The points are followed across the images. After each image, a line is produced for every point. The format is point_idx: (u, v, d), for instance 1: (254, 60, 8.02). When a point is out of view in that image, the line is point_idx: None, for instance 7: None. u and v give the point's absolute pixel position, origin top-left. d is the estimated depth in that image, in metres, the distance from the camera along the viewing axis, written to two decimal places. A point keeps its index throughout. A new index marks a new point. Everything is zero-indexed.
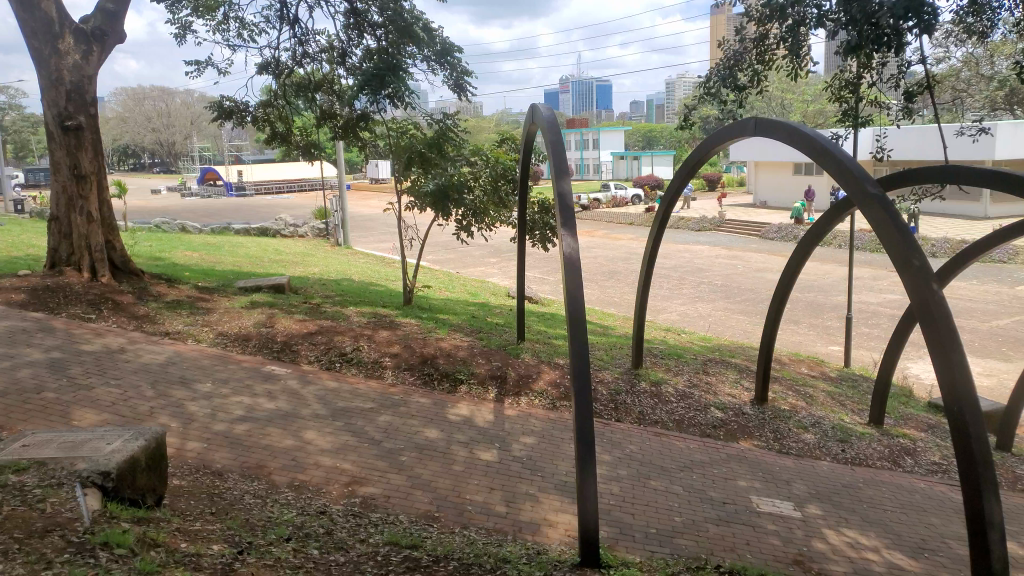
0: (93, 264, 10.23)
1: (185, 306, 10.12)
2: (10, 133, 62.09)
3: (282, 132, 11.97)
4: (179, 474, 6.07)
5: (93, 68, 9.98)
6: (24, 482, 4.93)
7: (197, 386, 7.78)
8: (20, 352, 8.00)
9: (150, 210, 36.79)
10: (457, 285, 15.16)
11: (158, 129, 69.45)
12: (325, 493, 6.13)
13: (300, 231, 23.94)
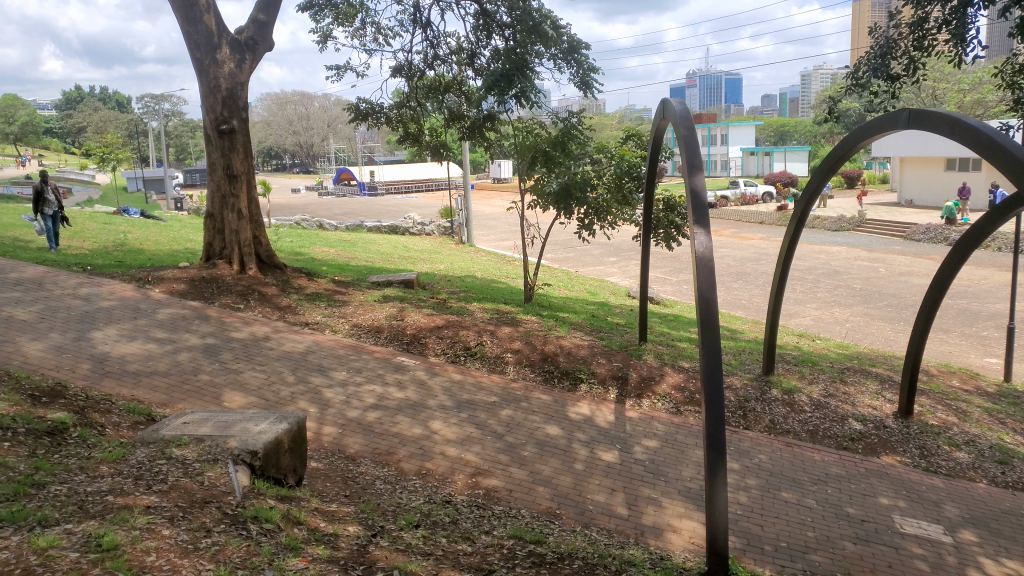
0: (242, 258, 11.00)
1: (323, 298, 10.67)
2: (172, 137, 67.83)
3: (415, 133, 12.43)
4: (317, 457, 6.41)
5: (246, 76, 10.70)
6: (185, 457, 5.39)
7: (333, 374, 8.18)
8: (180, 337, 8.70)
9: (292, 209, 39.11)
10: (579, 284, 15.11)
11: (298, 132, 73.68)
12: (450, 483, 6.28)
13: (427, 229, 24.69)
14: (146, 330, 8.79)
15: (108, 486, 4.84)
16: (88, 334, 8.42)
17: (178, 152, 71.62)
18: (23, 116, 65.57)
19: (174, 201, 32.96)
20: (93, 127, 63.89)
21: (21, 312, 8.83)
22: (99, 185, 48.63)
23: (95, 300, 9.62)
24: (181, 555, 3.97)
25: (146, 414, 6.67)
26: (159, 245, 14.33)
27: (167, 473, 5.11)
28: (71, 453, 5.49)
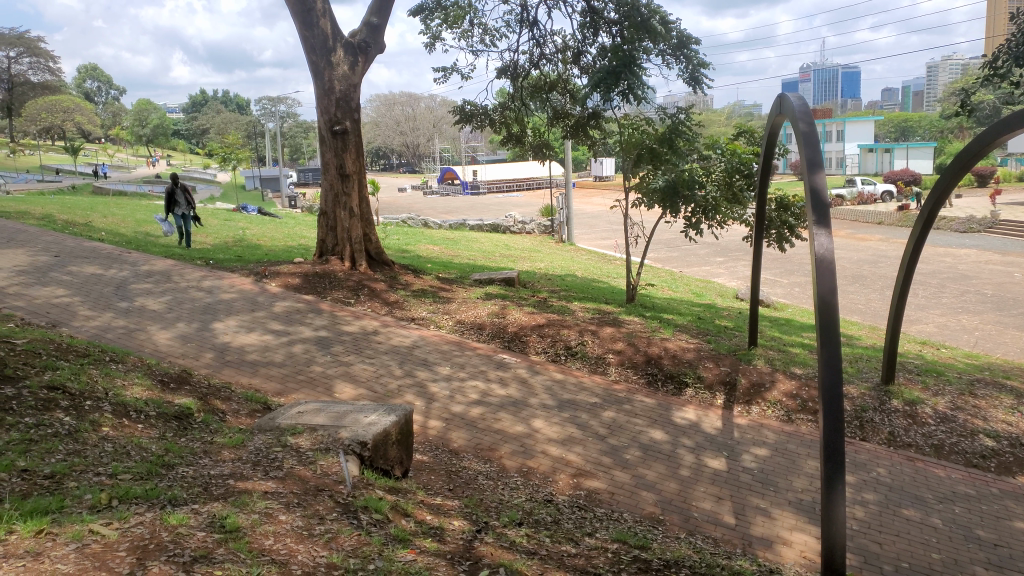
0: (353, 254, 11.36)
1: (428, 295, 10.88)
2: (287, 138, 71.00)
3: (517, 133, 12.60)
4: (422, 450, 6.54)
5: (359, 77, 11.03)
6: (300, 444, 5.62)
7: (438, 369, 8.32)
8: (294, 329, 9.07)
9: (398, 206, 40.14)
10: (683, 285, 14.77)
11: (404, 133, 75.63)
12: (552, 482, 6.26)
13: (528, 228, 24.81)
14: (263, 321, 9.22)
15: (229, 470, 5.10)
16: (210, 324, 8.90)
17: (293, 152, 75.11)
18: (155, 119, 70.41)
19: (291, 200, 34.61)
20: (218, 129, 67.93)
21: (152, 302, 9.45)
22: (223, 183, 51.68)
23: (217, 293, 10.16)
24: (297, 540, 4.13)
25: (263, 402, 6.99)
26: (275, 241, 15.01)
27: (282, 460, 5.33)
28: (197, 437, 5.83)
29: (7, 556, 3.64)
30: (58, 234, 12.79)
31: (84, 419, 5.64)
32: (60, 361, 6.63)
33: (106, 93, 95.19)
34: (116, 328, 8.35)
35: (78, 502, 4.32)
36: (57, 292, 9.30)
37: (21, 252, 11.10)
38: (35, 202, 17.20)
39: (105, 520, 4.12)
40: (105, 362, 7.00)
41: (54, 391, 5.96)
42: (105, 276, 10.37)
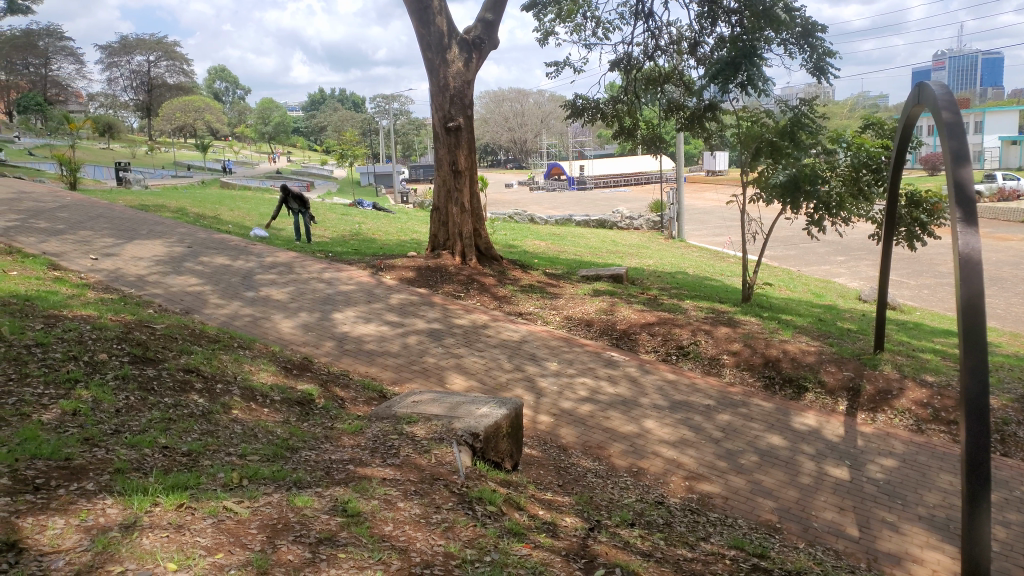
0: (463, 249, 11.53)
1: (536, 290, 10.91)
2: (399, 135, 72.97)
3: (629, 127, 12.34)
4: (532, 444, 6.56)
5: (473, 73, 11.18)
6: (415, 433, 5.75)
7: (546, 364, 8.32)
8: (408, 321, 9.29)
9: (505, 202, 40.52)
10: (801, 285, 14.15)
11: (512, 128, 76.28)
12: (663, 484, 6.14)
13: (636, 224, 24.46)
14: (379, 313, 9.49)
15: (349, 455, 5.28)
16: (330, 314, 9.25)
17: (404, 149, 77.24)
18: (277, 117, 74.01)
19: (404, 195, 35.61)
20: (334, 126, 70.75)
21: (276, 293, 9.91)
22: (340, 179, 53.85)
23: (336, 284, 10.55)
24: (415, 528, 4.21)
25: (379, 391, 7.20)
26: (388, 235, 15.44)
27: (399, 448, 5.47)
28: (318, 422, 6.09)
29: (152, 526, 3.90)
30: (191, 226, 13.64)
31: (216, 401, 5.98)
32: (194, 346, 7.07)
33: (233, 94, 100.86)
34: (244, 316, 8.82)
35: (212, 479, 4.58)
36: (191, 281, 9.92)
37: (160, 243, 11.90)
38: (171, 196, 18.41)
39: (237, 498, 4.35)
40: (235, 348, 7.40)
41: (190, 373, 6.36)
42: (234, 266, 10.97)
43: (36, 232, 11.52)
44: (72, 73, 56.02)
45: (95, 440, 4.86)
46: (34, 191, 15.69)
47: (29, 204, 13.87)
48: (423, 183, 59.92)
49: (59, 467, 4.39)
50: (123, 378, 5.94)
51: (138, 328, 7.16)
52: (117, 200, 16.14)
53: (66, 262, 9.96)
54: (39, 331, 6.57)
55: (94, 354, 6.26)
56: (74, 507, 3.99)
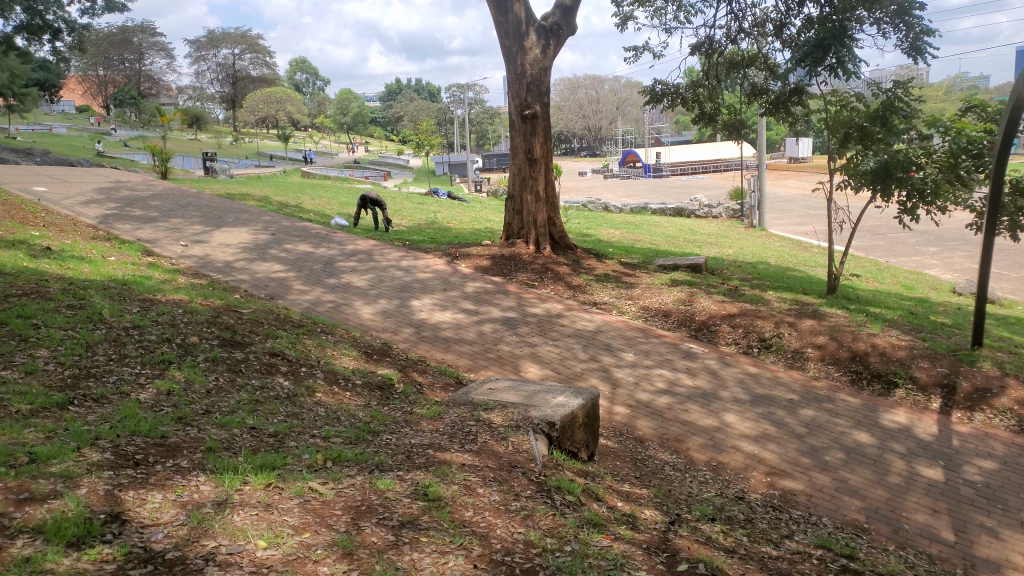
0: (537, 238, 11.50)
1: (612, 280, 10.80)
2: (473, 125, 73.38)
3: (711, 111, 12.22)
4: (607, 435, 6.50)
5: (550, 60, 11.11)
6: (492, 420, 5.78)
7: (622, 355, 8.23)
8: (484, 309, 9.34)
9: (579, 190, 40.24)
10: (890, 277, 13.56)
11: (588, 116, 75.63)
12: (744, 479, 5.99)
13: (714, 212, 23.90)
14: (456, 301, 9.57)
15: (428, 440, 5.35)
16: (408, 301, 9.38)
17: (478, 138, 77.65)
18: (355, 108, 75.52)
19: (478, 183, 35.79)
20: (409, 116, 71.73)
21: (356, 279, 10.12)
22: (416, 168, 54.58)
23: (413, 272, 10.69)
24: (495, 514, 4.23)
25: (456, 377, 7.26)
26: (463, 224, 15.54)
27: (476, 434, 5.50)
28: (398, 407, 6.20)
29: (243, 504, 4.04)
30: (275, 215, 14.05)
31: (300, 384, 6.16)
32: (279, 330, 7.29)
33: (313, 86, 103.37)
34: (326, 302, 9.03)
35: (298, 460, 4.71)
36: (275, 268, 10.23)
37: (246, 231, 12.31)
38: (255, 185, 19.00)
39: (321, 479, 4.46)
40: (318, 333, 7.59)
41: (276, 357, 6.56)
42: (315, 254, 11.26)
43: (132, 220, 12.08)
44: (163, 67, 58.51)
45: (188, 419, 5.06)
46: (130, 181, 16.45)
47: (125, 193, 14.56)
48: (497, 172, 60.15)
49: (157, 444, 4.60)
50: (213, 359, 6.17)
51: (226, 313, 7.43)
52: (205, 189, 16.77)
53: (159, 248, 10.41)
54: (136, 314, 6.89)
55: (187, 337, 6.52)
56: (170, 482, 4.17)
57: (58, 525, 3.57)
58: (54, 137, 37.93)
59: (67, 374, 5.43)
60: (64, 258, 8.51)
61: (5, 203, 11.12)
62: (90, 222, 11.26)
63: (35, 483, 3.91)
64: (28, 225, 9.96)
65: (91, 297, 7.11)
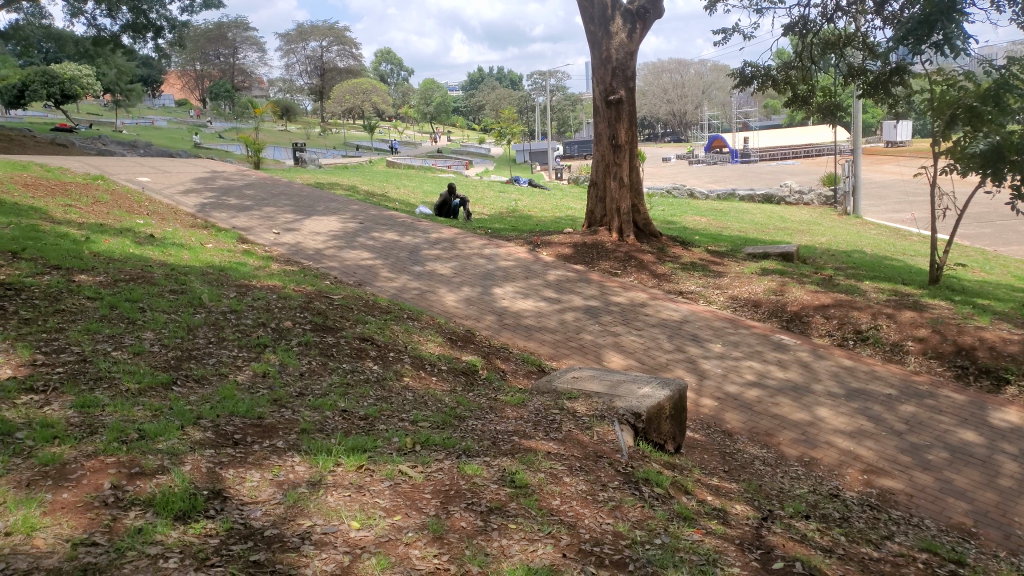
0: (621, 226, 11.33)
1: (698, 268, 10.56)
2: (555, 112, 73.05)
3: (804, 94, 11.86)
4: (694, 428, 6.37)
5: (636, 45, 10.92)
6: (576, 409, 5.75)
7: (709, 345, 8.03)
8: (566, 297, 9.28)
9: (663, 177, 39.52)
10: (999, 266, 12.76)
11: (672, 101, 74.12)
12: (839, 476, 5.76)
13: (805, 199, 23.06)
14: (538, 289, 9.56)
15: (513, 427, 5.36)
16: (490, 289, 9.42)
17: (559, 125, 77.30)
18: (438, 97, 76.35)
19: (560, 170, 35.62)
20: (491, 104, 72.09)
21: (440, 267, 10.23)
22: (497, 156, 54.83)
23: (496, 260, 10.73)
24: (582, 504, 4.19)
25: (539, 365, 7.25)
26: (545, 212, 15.50)
27: (560, 423, 5.48)
28: (482, 393, 6.24)
29: (336, 485, 4.14)
30: (361, 203, 14.36)
31: (389, 368, 6.28)
32: (368, 316, 7.45)
33: (397, 76, 105.07)
34: (411, 289, 9.17)
35: (388, 443, 4.79)
36: (363, 255, 10.45)
37: (334, 219, 12.63)
38: (343, 174, 19.47)
39: (411, 463, 4.52)
40: (404, 319, 7.71)
41: (365, 342, 6.70)
42: (401, 241, 11.45)
43: (228, 208, 12.57)
44: (256, 61, 60.62)
45: (283, 401, 5.23)
46: (226, 171, 17.13)
47: (221, 182, 15.17)
48: (578, 159, 59.77)
49: (254, 424, 4.77)
50: (306, 344, 6.36)
51: (318, 299, 7.65)
52: (295, 178, 17.29)
53: (254, 236, 10.80)
54: (233, 299, 7.16)
55: (281, 322, 6.74)
56: (267, 462, 4.31)
57: (166, 498, 3.75)
58: (156, 129, 39.85)
59: (171, 355, 5.70)
60: (167, 245, 8.93)
61: (112, 192, 11.75)
62: (190, 211, 11.78)
63: (145, 458, 4.12)
64: (134, 214, 10.51)
65: (192, 282, 7.43)
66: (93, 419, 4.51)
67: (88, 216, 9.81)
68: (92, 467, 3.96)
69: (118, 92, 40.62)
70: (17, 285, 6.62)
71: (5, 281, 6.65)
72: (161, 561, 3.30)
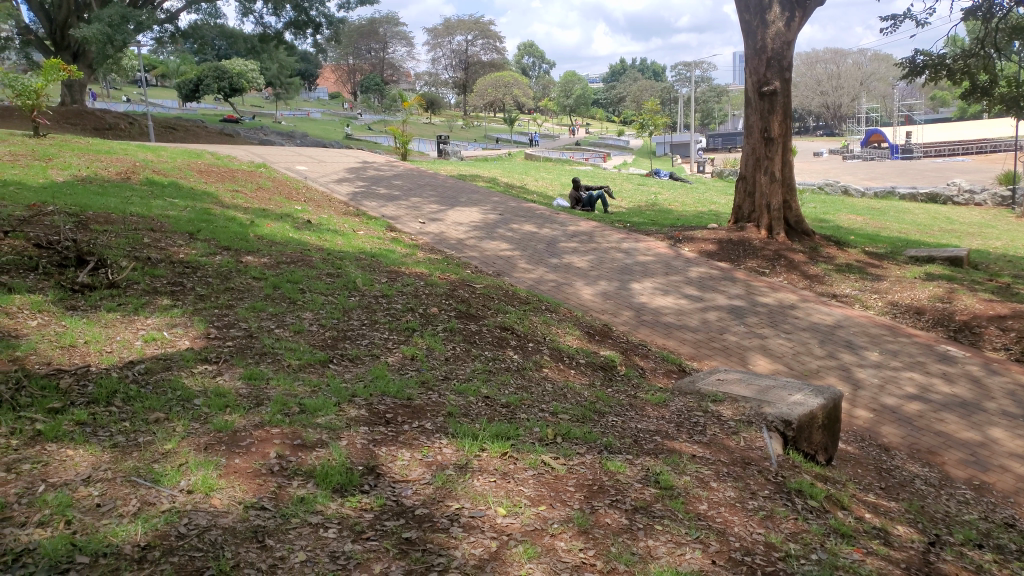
0: (770, 222, 10.88)
1: (854, 270, 9.94)
2: (699, 104, 70.94)
3: (984, 84, 10.84)
4: (847, 439, 6.00)
5: (795, 33, 10.40)
6: (721, 413, 5.55)
7: (865, 353, 7.54)
8: (708, 296, 9.00)
9: (815, 172, 37.44)
10: None
11: (827, 93, 70.31)
12: (1014, 504, 5.24)
13: (977, 199, 21.24)
14: (678, 286, 9.32)
15: (655, 427, 5.25)
16: (628, 284, 9.29)
17: (701, 119, 75.19)
18: (579, 90, 76.13)
19: (703, 164, 34.65)
20: (632, 97, 71.14)
21: (578, 260, 10.20)
22: (637, 149, 54.03)
23: (634, 255, 10.56)
24: (731, 511, 4.04)
25: (679, 364, 7.08)
26: (686, 206, 15.10)
27: (705, 426, 5.31)
28: (622, 389, 6.16)
29: (482, 470, 4.21)
30: (502, 195, 14.58)
31: (529, 358, 6.33)
32: (508, 306, 7.55)
33: (538, 69, 105.75)
34: (549, 281, 9.20)
35: (530, 432, 4.83)
36: (502, 246, 10.61)
37: (476, 210, 12.89)
38: (485, 166, 19.84)
39: (553, 454, 4.53)
40: (543, 310, 7.75)
41: (506, 331, 6.79)
42: (539, 233, 11.52)
43: (377, 197, 13.12)
44: (404, 55, 62.88)
45: (430, 383, 5.39)
46: (375, 161, 17.91)
47: (372, 172, 15.87)
48: (722, 152, 57.91)
49: (404, 405, 4.94)
50: (450, 330, 6.51)
51: (461, 287, 7.84)
52: (440, 170, 17.78)
53: (400, 225, 11.22)
54: (384, 284, 7.46)
55: (428, 307, 6.95)
56: (417, 443, 4.45)
57: (326, 471, 3.95)
58: (312, 121, 42.24)
59: (328, 335, 6.01)
60: (323, 231, 9.43)
61: (274, 180, 12.56)
62: (343, 200, 12.40)
63: (307, 431, 4.36)
64: (293, 201, 11.17)
65: (346, 267, 7.81)
66: (260, 392, 4.82)
67: (253, 202, 10.53)
68: (260, 436, 4.24)
69: (279, 86, 43.40)
70: (194, 264, 7.20)
71: (183, 259, 7.26)
72: (322, 530, 3.48)
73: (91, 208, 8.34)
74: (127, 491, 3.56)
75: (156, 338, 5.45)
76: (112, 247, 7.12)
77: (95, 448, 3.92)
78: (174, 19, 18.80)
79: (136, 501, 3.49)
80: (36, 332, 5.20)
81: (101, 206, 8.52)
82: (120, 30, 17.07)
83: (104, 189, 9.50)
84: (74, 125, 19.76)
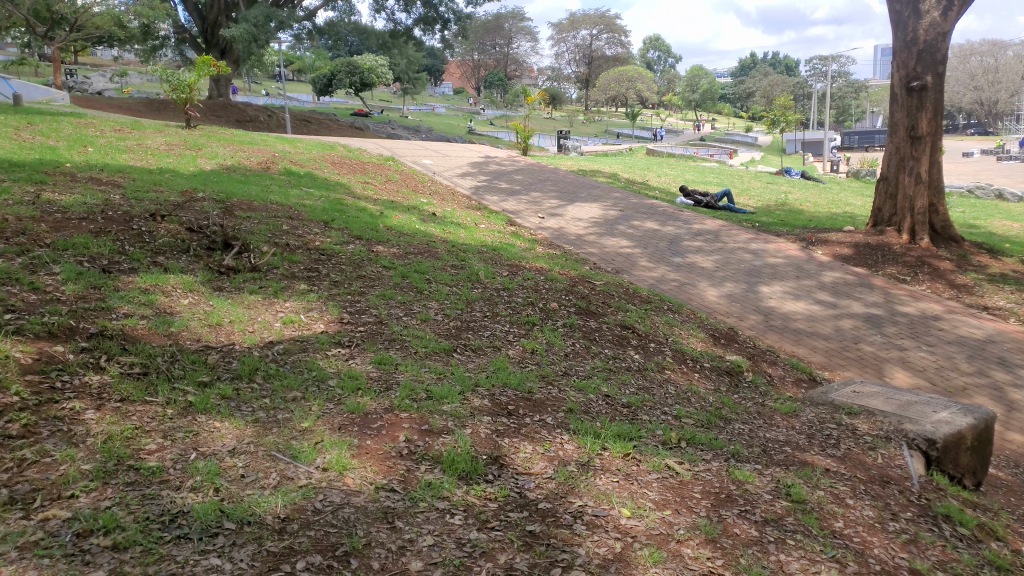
0: (913, 226, 10.20)
1: (1010, 282, 9.16)
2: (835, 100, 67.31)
3: None
4: (998, 465, 5.54)
5: (952, 23, 9.65)
6: (857, 426, 5.25)
7: (1021, 372, 6.93)
8: (843, 302, 8.54)
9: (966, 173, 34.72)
10: None
11: (981, 88, 64.98)
12: None
13: None
14: (809, 290, 8.90)
15: (785, 437, 5.03)
16: (756, 287, 8.95)
17: (836, 116, 71.32)
18: (705, 85, 74.10)
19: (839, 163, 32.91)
20: (764, 91, 68.46)
21: (701, 260, 9.93)
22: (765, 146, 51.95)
23: (762, 256, 10.17)
24: (870, 531, 3.81)
25: (810, 373, 6.75)
26: (819, 206, 14.39)
27: (838, 439, 5.03)
28: (748, 396, 5.94)
29: (604, 469, 4.17)
30: (624, 191, 14.42)
31: (650, 359, 6.22)
32: (629, 304, 7.45)
33: (661, 63, 103.71)
34: (670, 281, 9.01)
35: (652, 434, 4.73)
36: (623, 243, 10.49)
37: (596, 206, 12.81)
38: (606, 162, 19.69)
39: (677, 458, 4.43)
40: (665, 310, 7.60)
41: (626, 329, 6.71)
42: (661, 231, 11.30)
43: (499, 191, 13.29)
44: (528, 51, 63.30)
45: (551, 378, 5.39)
46: (498, 155, 18.14)
47: (494, 167, 16.09)
48: (858, 151, 54.81)
49: (525, 398, 4.97)
50: (570, 326, 6.49)
51: (581, 283, 7.81)
52: (561, 165, 17.81)
53: (521, 219, 11.32)
54: (506, 277, 7.54)
55: (547, 302, 6.96)
56: (539, 436, 4.46)
57: (452, 458, 4.02)
58: (436, 115, 43.27)
59: (452, 325, 6.13)
60: (448, 223, 9.64)
61: (401, 172, 12.96)
62: (466, 193, 12.65)
63: (433, 418, 4.46)
64: (419, 193, 11.50)
65: (470, 259, 7.95)
66: (389, 376, 4.99)
67: (382, 193, 10.92)
68: (390, 420, 4.38)
69: (407, 81, 44.77)
70: (328, 251, 7.52)
71: (319, 247, 7.60)
72: (448, 516, 3.54)
73: (236, 195, 8.89)
74: (268, 464, 3.76)
75: (293, 321, 5.73)
76: (255, 233, 7.56)
77: (240, 422, 4.16)
78: (313, 18, 19.76)
79: (277, 474, 3.69)
80: (188, 310, 5.59)
81: (245, 194, 9.06)
82: (264, 29, 18.11)
83: (247, 177, 10.10)
84: (220, 117, 21.15)
